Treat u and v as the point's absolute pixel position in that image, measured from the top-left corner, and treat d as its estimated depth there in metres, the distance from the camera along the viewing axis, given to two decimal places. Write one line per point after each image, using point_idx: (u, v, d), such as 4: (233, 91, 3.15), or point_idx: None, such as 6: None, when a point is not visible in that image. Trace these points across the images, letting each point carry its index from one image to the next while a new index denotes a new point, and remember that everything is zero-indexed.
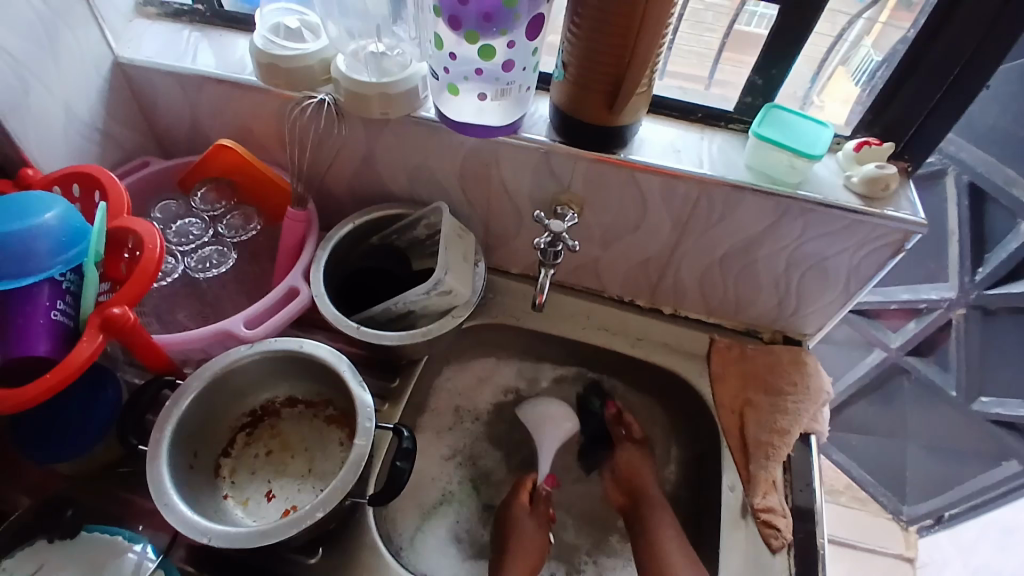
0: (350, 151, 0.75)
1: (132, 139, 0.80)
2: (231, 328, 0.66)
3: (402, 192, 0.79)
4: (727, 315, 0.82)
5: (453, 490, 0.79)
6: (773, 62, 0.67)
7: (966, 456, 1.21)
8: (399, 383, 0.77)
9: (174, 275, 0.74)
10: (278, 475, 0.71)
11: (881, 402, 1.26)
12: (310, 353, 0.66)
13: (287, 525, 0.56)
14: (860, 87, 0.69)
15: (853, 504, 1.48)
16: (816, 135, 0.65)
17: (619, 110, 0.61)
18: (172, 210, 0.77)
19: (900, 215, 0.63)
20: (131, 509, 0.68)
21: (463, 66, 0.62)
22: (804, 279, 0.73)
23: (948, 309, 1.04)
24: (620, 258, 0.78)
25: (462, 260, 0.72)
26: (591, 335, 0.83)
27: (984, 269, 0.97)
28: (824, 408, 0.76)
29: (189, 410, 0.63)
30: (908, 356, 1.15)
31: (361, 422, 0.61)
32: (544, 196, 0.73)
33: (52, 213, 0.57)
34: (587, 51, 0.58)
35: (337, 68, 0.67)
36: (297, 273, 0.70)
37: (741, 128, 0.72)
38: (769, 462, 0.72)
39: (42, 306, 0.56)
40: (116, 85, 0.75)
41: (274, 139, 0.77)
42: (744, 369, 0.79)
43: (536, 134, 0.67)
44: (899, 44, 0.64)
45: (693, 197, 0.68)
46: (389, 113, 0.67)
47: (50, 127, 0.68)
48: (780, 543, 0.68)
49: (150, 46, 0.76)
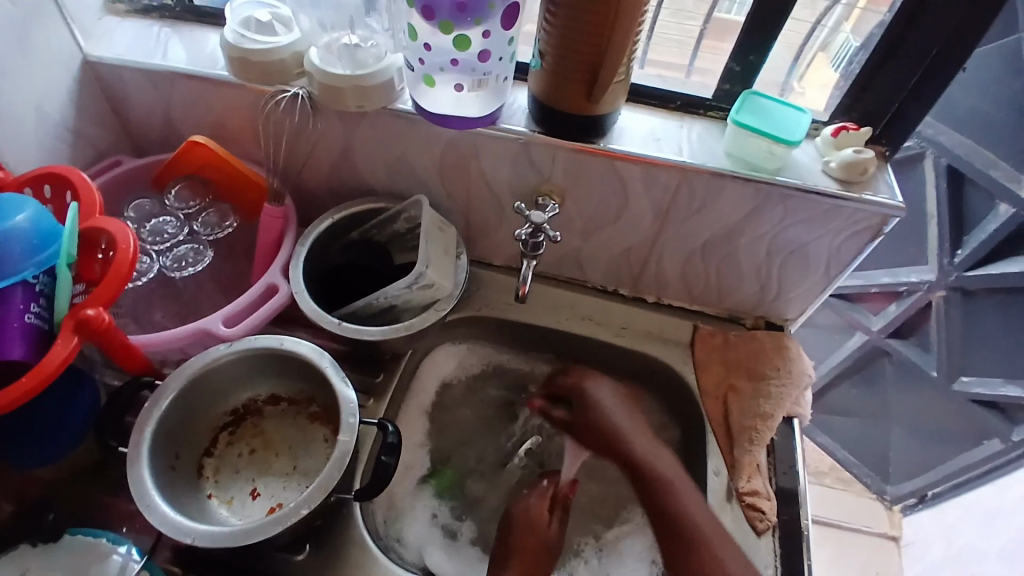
0: (327, 145, 0.74)
1: (105, 138, 0.79)
2: (210, 327, 0.65)
3: (382, 186, 0.78)
4: (709, 303, 0.83)
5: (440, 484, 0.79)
6: (751, 48, 0.67)
7: (947, 435, 1.23)
8: (383, 379, 0.76)
9: (150, 275, 0.73)
10: (262, 474, 0.70)
11: (864, 384, 1.27)
12: (291, 350, 0.65)
13: (271, 523, 0.55)
14: (839, 73, 0.69)
15: (838, 485, 1.50)
16: (794, 120, 0.65)
17: (597, 99, 0.61)
18: (145, 209, 0.76)
19: (878, 199, 0.63)
20: (113, 512, 0.67)
21: (439, 57, 0.61)
22: (784, 265, 0.73)
23: (928, 291, 1.05)
24: (602, 248, 0.78)
25: (443, 253, 0.72)
26: (576, 326, 0.83)
27: (963, 252, 0.98)
28: (806, 391, 0.77)
29: (169, 411, 0.63)
30: (888, 338, 1.17)
31: (344, 418, 0.61)
32: (525, 187, 0.72)
33: (23, 215, 0.56)
34: (564, 39, 0.58)
35: (310, 61, 0.66)
36: (277, 270, 0.69)
37: (720, 115, 0.72)
38: (753, 446, 0.72)
39: (16, 309, 0.55)
40: (86, 82, 0.74)
41: (249, 134, 0.76)
42: (728, 356, 0.79)
43: (515, 125, 0.67)
44: (876, 28, 0.64)
45: (673, 185, 0.67)
46: (365, 106, 0.66)
47: (21, 126, 0.66)
48: (765, 526, 0.68)
49: (120, 43, 0.74)
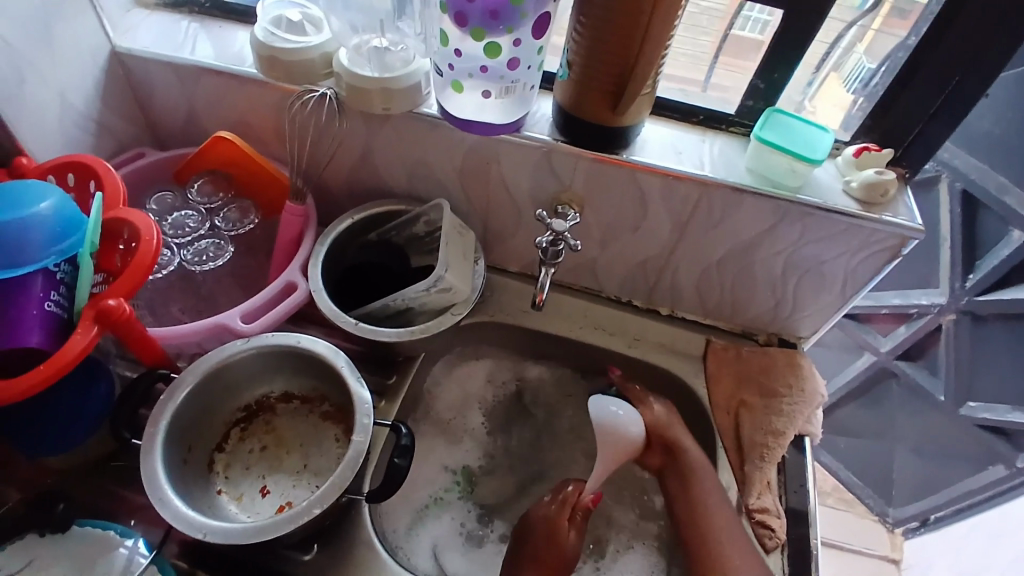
0: (350, 145, 0.75)
1: (128, 130, 0.79)
2: (229, 322, 0.65)
3: (402, 188, 0.78)
4: (722, 317, 0.83)
5: (449, 487, 0.78)
6: (775, 66, 0.68)
7: (952, 460, 1.22)
8: (396, 380, 0.77)
9: (169, 268, 0.74)
10: (272, 471, 0.70)
11: (870, 405, 1.27)
12: (307, 349, 0.66)
13: (283, 521, 0.55)
14: (854, 94, 0.71)
15: (840, 505, 1.49)
16: (817, 139, 0.65)
17: (622, 111, 0.61)
18: (167, 202, 0.77)
19: (897, 220, 0.64)
20: (123, 503, 0.67)
21: (467, 63, 0.61)
22: (801, 282, 0.73)
23: (938, 315, 1.05)
24: (618, 258, 0.78)
25: (462, 257, 0.72)
26: (589, 335, 0.83)
27: (976, 276, 0.98)
28: (818, 410, 0.77)
29: (184, 405, 0.63)
30: (897, 360, 1.16)
31: (359, 418, 0.61)
32: (545, 195, 0.73)
33: (47, 203, 0.56)
34: (592, 51, 0.58)
35: (338, 62, 0.66)
36: (295, 267, 0.70)
37: (741, 131, 0.73)
38: (764, 463, 0.72)
39: (35, 297, 0.55)
40: (112, 74, 0.74)
41: (272, 132, 0.77)
42: (740, 370, 0.79)
43: (538, 133, 0.67)
44: (896, 51, 0.65)
45: (693, 199, 0.68)
46: (390, 108, 0.66)
47: (44, 114, 0.67)
48: (774, 543, 0.68)
49: (148, 36, 0.75)
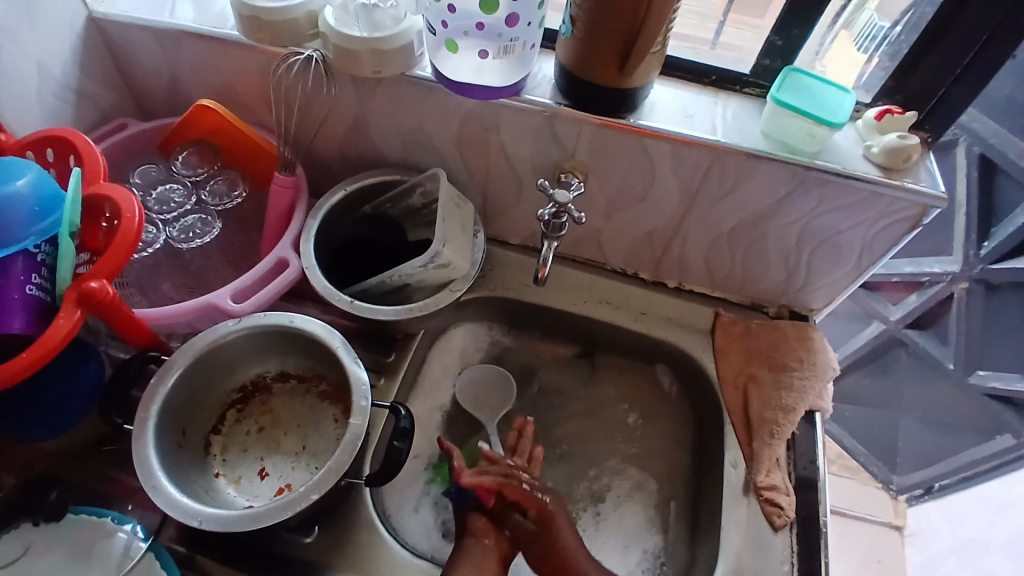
0: (341, 112, 0.71)
1: (109, 100, 0.75)
2: (218, 301, 0.62)
3: (397, 158, 0.75)
4: (732, 290, 0.80)
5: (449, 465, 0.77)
6: (793, 23, 0.63)
7: (959, 429, 1.21)
8: (395, 358, 0.74)
9: (156, 245, 0.70)
10: (270, 452, 0.69)
11: (877, 373, 1.25)
12: (301, 328, 0.63)
13: (280, 508, 0.54)
14: (868, 54, 0.67)
15: (844, 473, 1.48)
16: (838, 101, 0.61)
17: (630, 71, 0.57)
18: (151, 174, 0.73)
19: (919, 188, 0.60)
20: (119, 488, 0.66)
21: (463, 20, 0.57)
22: (815, 253, 0.70)
23: (951, 283, 1.02)
24: (624, 230, 0.75)
25: (461, 230, 0.69)
26: (593, 310, 0.80)
27: (991, 243, 0.95)
28: (829, 384, 0.74)
29: (176, 388, 0.61)
30: (906, 329, 1.14)
31: (356, 401, 0.59)
32: (547, 163, 0.69)
33: (25, 179, 0.53)
34: (598, 6, 0.54)
35: (325, 21, 0.62)
36: (287, 244, 0.67)
37: (757, 92, 0.68)
38: (773, 440, 0.70)
39: (16, 280, 0.52)
40: (89, 40, 0.70)
41: (259, 99, 0.73)
42: (750, 345, 0.77)
43: (540, 96, 0.63)
44: (926, 6, 0.61)
45: (704, 166, 0.64)
46: (382, 72, 0.62)
47: (21, 86, 0.63)
48: (783, 522, 0.66)
49: (127, 0, 0.71)
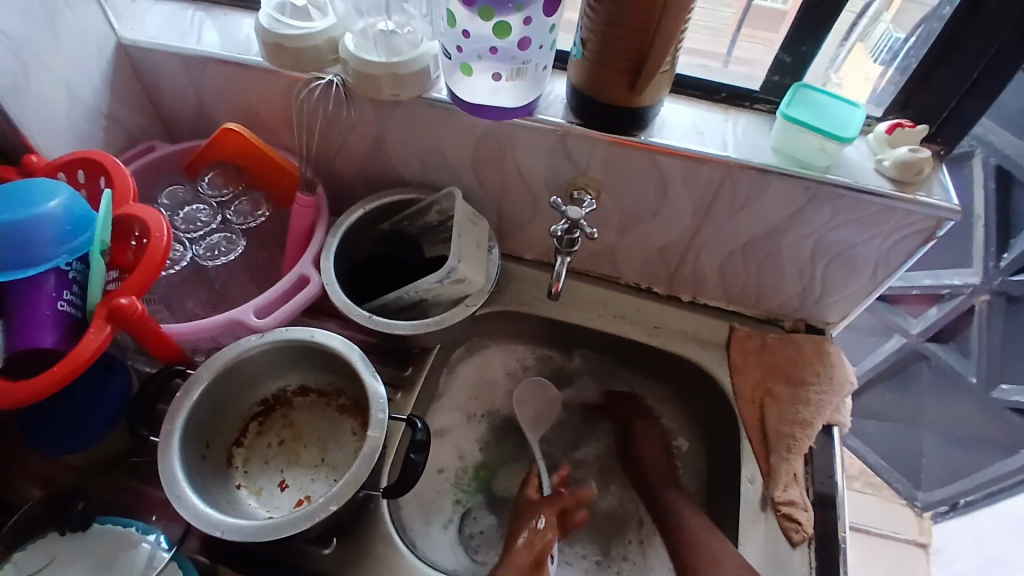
0: (360, 133, 0.73)
1: (138, 123, 0.78)
2: (242, 318, 0.64)
3: (414, 177, 0.77)
4: (746, 303, 0.80)
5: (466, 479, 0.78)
6: (802, 39, 0.64)
7: (983, 443, 1.18)
8: (412, 372, 0.76)
9: (183, 262, 0.73)
10: (290, 465, 0.70)
11: (898, 387, 1.24)
12: (321, 342, 0.65)
13: (300, 518, 0.55)
14: (883, 65, 0.67)
15: (867, 489, 1.46)
16: (848, 116, 0.62)
17: (640, 90, 0.58)
18: (179, 196, 0.76)
19: (932, 201, 0.60)
20: (143, 500, 0.68)
21: (477, 44, 0.59)
22: (830, 267, 0.71)
23: (971, 295, 1.01)
24: (637, 245, 0.76)
25: (476, 247, 0.70)
26: (608, 324, 0.81)
27: (1010, 255, 0.94)
28: (847, 398, 0.74)
29: (200, 401, 0.62)
30: (927, 342, 1.13)
31: (374, 414, 0.60)
32: (560, 180, 0.70)
33: (57, 201, 0.55)
34: (608, 27, 0.55)
35: (344, 48, 0.64)
36: (308, 261, 0.68)
37: (767, 108, 0.69)
38: (790, 455, 0.70)
39: (48, 296, 0.55)
40: (119, 67, 0.73)
41: (281, 122, 0.75)
42: (766, 358, 0.77)
43: (552, 116, 0.65)
44: (934, 21, 0.61)
45: (716, 181, 0.65)
46: (399, 94, 0.64)
47: (54, 111, 0.66)
48: (801, 537, 0.66)
49: (154, 27, 0.74)
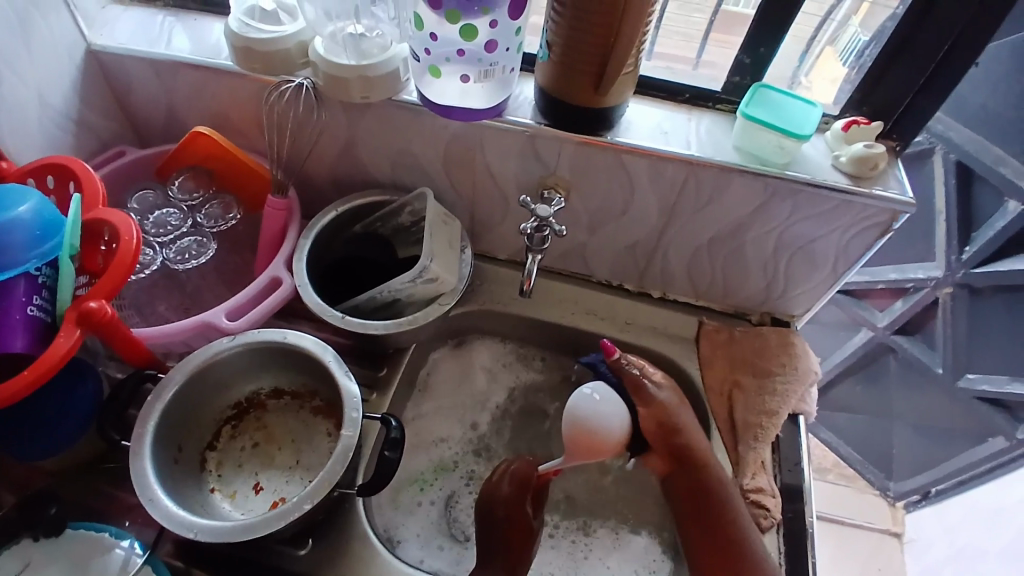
0: (331, 137, 0.74)
1: (108, 129, 0.78)
2: (213, 320, 0.65)
3: (387, 179, 0.77)
4: (715, 298, 0.82)
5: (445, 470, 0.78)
6: (762, 39, 0.66)
7: (952, 434, 1.21)
8: (387, 373, 0.76)
9: (152, 267, 0.73)
10: (265, 467, 0.70)
11: (870, 380, 1.26)
12: (294, 343, 0.65)
13: (275, 518, 0.55)
14: (849, 67, 0.69)
15: (841, 481, 1.49)
16: (805, 114, 0.64)
17: (605, 91, 0.60)
18: (149, 200, 0.75)
19: (887, 194, 0.63)
20: (116, 504, 0.67)
21: (445, 47, 0.60)
22: (792, 261, 0.73)
23: (935, 288, 1.04)
24: (607, 243, 0.78)
25: (447, 246, 0.71)
26: (580, 320, 0.82)
27: (972, 248, 0.97)
28: (812, 388, 0.76)
29: (172, 404, 0.62)
30: (894, 335, 1.15)
31: (348, 412, 0.60)
32: (531, 180, 0.71)
33: (26, 206, 0.55)
34: (572, 30, 0.57)
35: (314, 51, 0.65)
36: (280, 263, 0.69)
37: (729, 109, 0.71)
38: (758, 443, 0.72)
39: (18, 302, 0.54)
40: (89, 72, 0.73)
41: (252, 124, 0.75)
42: (734, 352, 0.79)
43: (521, 117, 0.66)
44: (887, 22, 0.63)
45: (681, 179, 0.66)
46: (370, 97, 0.65)
47: (23, 116, 0.66)
48: (769, 523, 0.67)
49: (123, 33, 0.73)
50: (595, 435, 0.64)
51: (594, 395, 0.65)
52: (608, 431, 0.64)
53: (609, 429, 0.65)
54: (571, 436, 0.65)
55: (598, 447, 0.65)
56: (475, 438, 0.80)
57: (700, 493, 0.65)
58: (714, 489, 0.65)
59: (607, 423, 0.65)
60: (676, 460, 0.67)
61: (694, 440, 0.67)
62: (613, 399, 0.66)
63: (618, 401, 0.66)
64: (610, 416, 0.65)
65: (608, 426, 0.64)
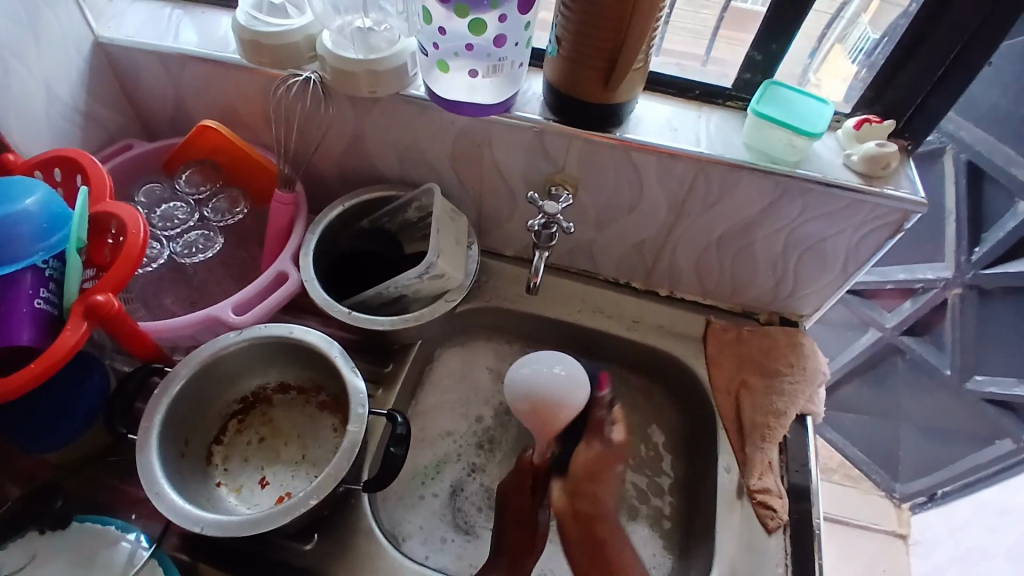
0: (338, 132, 0.74)
1: (115, 122, 0.78)
2: (220, 314, 0.64)
3: (394, 174, 0.77)
4: (723, 297, 0.82)
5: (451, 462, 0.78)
6: (773, 37, 0.65)
7: (959, 436, 1.20)
8: (393, 368, 0.76)
9: (159, 261, 0.72)
10: (270, 462, 0.70)
11: (878, 381, 1.25)
12: (300, 338, 0.65)
13: (280, 513, 0.55)
14: (858, 66, 0.68)
15: (846, 482, 1.48)
16: (817, 112, 0.63)
17: (615, 87, 0.59)
18: (156, 193, 0.75)
19: (899, 194, 0.62)
20: (123, 498, 0.68)
21: (453, 42, 0.60)
22: (802, 260, 0.72)
23: (944, 289, 1.03)
24: (615, 240, 0.77)
25: (454, 242, 0.71)
26: (586, 318, 0.82)
27: (981, 248, 0.96)
28: (820, 389, 0.76)
29: (179, 397, 0.62)
30: (902, 336, 1.14)
31: (354, 408, 0.60)
32: (539, 176, 0.71)
33: (32, 199, 0.55)
34: (582, 26, 0.56)
35: (321, 45, 0.65)
36: (286, 258, 0.69)
37: (739, 106, 0.71)
38: (765, 444, 0.71)
39: (25, 294, 0.54)
40: (97, 65, 0.73)
41: (258, 118, 0.75)
42: (742, 351, 0.78)
43: (529, 113, 0.65)
44: (899, 19, 0.63)
45: (690, 176, 0.66)
46: (377, 91, 0.65)
47: (31, 108, 0.66)
48: (776, 524, 0.67)
49: (131, 26, 0.73)
50: (555, 410, 0.63)
51: (559, 371, 0.64)
52: (563, 406, 0.63)
53: (564, 405, 0.63)
54: (524, 404, 0.64)
55: (550, 418, 0.64)
56: (480, 430, 0.80)
57: (599, 544, 0.65)
58: (610, 544, 0.65)
59: (565, 398, 0.63)
60: (577, 507, 0.67)
61: (600, 495, 0.67)
62: (577, 375, 0.64)
63: (580, 377, 0.65)
64: (570, 392, 0.63)
65: (567, 401, 0.63)
